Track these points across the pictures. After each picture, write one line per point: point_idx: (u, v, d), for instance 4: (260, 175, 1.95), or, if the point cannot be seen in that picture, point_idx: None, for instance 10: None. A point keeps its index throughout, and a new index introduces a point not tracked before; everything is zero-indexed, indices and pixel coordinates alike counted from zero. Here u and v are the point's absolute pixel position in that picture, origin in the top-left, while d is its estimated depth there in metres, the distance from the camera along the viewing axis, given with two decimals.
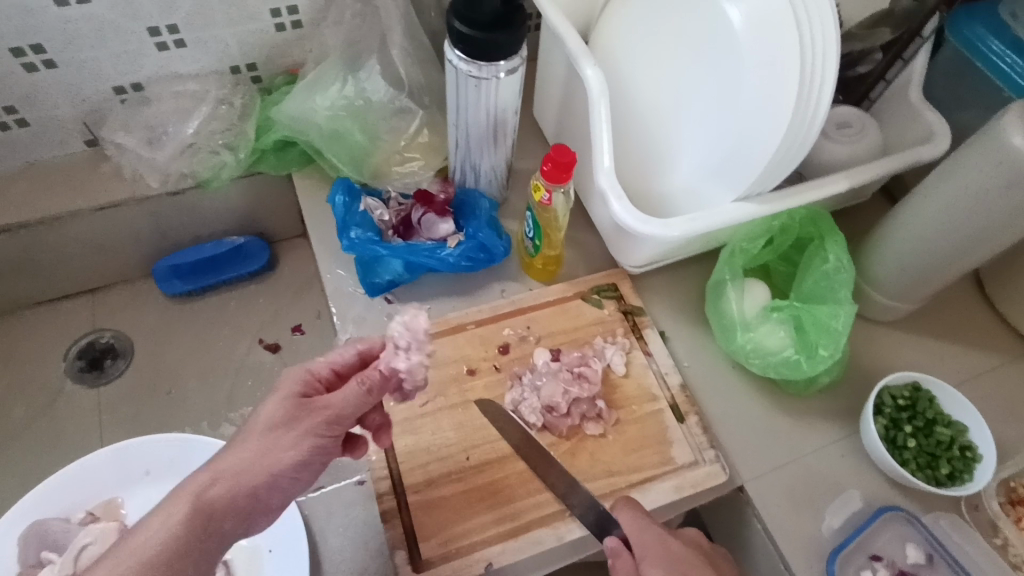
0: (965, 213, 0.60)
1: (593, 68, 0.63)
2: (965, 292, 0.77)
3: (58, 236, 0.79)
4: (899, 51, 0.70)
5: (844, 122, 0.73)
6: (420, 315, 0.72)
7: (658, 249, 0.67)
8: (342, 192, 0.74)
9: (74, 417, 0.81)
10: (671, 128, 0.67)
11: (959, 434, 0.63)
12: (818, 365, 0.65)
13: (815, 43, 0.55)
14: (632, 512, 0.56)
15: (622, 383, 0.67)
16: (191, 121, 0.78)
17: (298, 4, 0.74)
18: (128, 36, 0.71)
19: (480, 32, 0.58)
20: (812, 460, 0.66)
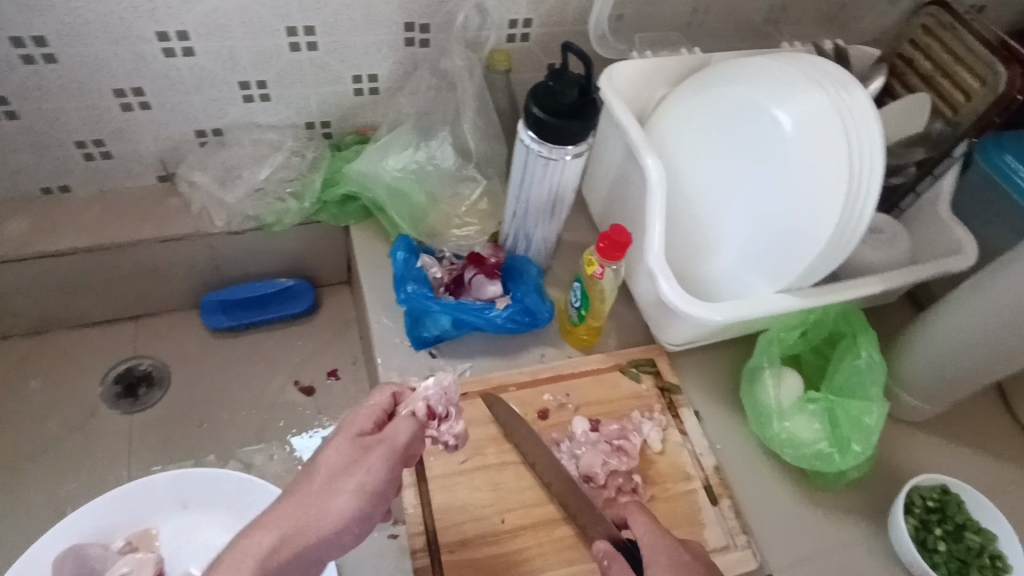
0: (998, 326, 0.63)
1: (654, 160, 0.68)
2: (990, 402, 0.79)
3: (118, 261, 0.82)
4: (932, 167, 0.77)
5: (878, 228, 0.78)
6: (462, 372, 0.74)
7: (699, 330, 0.69)
8: (403, 249, 0.77)
9: (103, 442, 0.81)
10: (718, 217, 0.70)
11: (989, 541, 0.64)
12: (850, 460, 0.66)
13: (864, 158, 0.63)
14: (644, 521, 0.56)
15: (657, 460, 0.68)
16: (263, 168, 0.83)
17: (379, 73, 0.80)
18: (220, 87, 0.77)
19: (556, 118, 0.63)
20: (839, 555, 0.66)
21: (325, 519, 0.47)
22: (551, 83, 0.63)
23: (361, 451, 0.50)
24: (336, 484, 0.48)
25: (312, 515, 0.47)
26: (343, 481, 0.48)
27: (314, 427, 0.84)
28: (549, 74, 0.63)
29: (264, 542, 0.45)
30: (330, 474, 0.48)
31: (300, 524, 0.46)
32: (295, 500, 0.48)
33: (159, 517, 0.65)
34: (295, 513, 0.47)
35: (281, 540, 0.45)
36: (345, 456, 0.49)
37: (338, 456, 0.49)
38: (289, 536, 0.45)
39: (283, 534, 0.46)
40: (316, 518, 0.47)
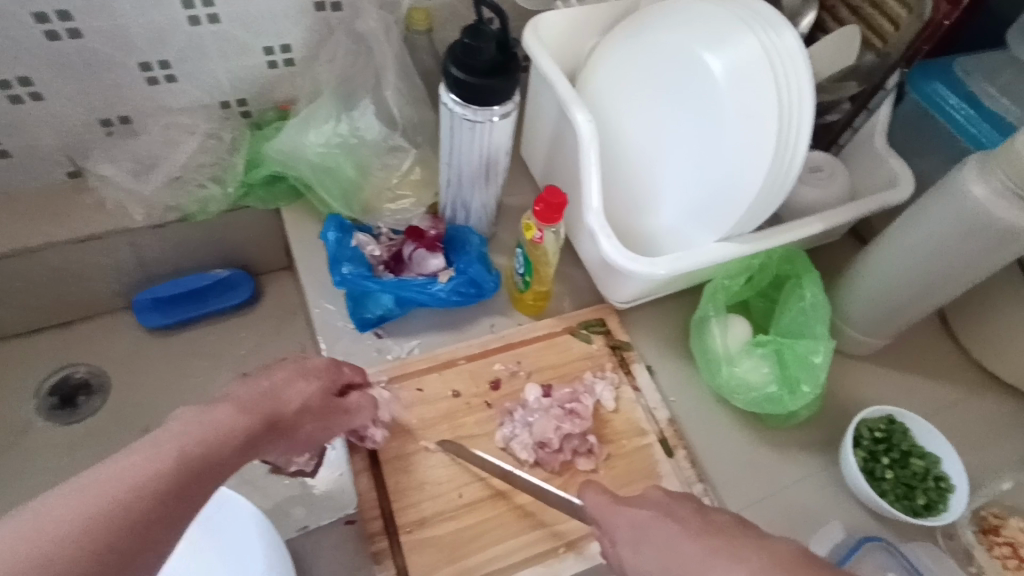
0: (933, 257, 0.64)
1: (583, 115, 0.65)
2: (932, 329, 0.81)
3: (33, 268, 0.77)
4: (865, 101, 0.76)
5: (816, 166, 0.78)
6: (410, 350, 0.72)
7: (644, 286, 0.69)
8: (335, 229, 0.74)
9: (41, 457, 0.77)
10: (656, 170, 0.69)
11: (933, 464, 0.66)
12: (800, 399, 0.67)
13: (793, 98, 0.61)
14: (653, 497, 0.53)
15: (612, 418, 0.68)
16: (179, 154, 0.78)
17: (292, 42, 0.75)
18: (118, 70, 0.71)
19: (478, 78, 0.60)
20: (793, 493, 0.68)
21: (238, 428, 0.47)
22: (468, 41, 0.59)
23: (313, 374, 0.57)
24: (244, 408, 0.49)
25: (224, 425, 0.47)
26: (297, 411, 0.55)
27: None
28: (465, 31, 0.59)
29: (171, 444, 0.43)
30: (277, 393, 0.54)
31: (208, 428, 0.45)
32: (249, 404, 0.50)
33: None
34: (201, 420, 0.46)
35: (193, 440, 0.44)
36: (311, 393, 0.56)
37: (315, 380, 0.57)
38: (203, 438, 0.45)
39: (198, 439, 0.44)
40: (270, 416, 0.51)
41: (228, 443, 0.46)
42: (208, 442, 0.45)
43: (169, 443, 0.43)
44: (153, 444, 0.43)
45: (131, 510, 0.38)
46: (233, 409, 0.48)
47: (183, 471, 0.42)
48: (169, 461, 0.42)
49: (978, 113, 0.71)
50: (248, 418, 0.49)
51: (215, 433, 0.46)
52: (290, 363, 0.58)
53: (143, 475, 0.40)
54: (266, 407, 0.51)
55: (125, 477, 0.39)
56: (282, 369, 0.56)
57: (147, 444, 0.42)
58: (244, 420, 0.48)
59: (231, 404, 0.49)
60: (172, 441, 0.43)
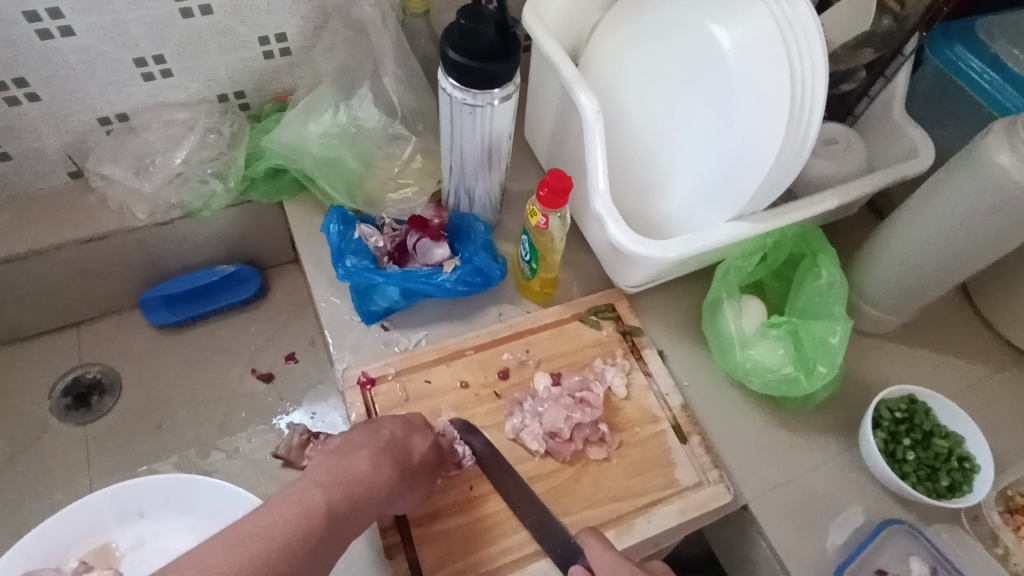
0: (955, 231, 0.61)
1: (587, 96, 0.63)
2: (955, 304, 0.79)
3: (41, 270, 0.77)
4: (882, 68, 0.73)
5: (832, 138, 0.75)
6: (418, 342, 0.71)
7: (653, 270, 0.67)
8: (337, 221, 0.73)
9: (57, 456, 0.78)
10: (666, 151, 0.67)
11: (957, 444, 0.64)
12: (817, 381, 0.65)
13: (806, 69, 0.56)
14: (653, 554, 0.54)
15: (624, 406, 0.67)
16: (180, 151, 0.77)
17: (288, 32, 0.74)
18: (114, 67, 0.70)
19: (477, 61, 0.58)
20: (811, 476, 0.66)
21: (371, 480, 0.52)
22: (465, 23, 0.56)
23: (426, 430, 0.59)
24: (378, 461, 0.54)
25: (361, 480, 0.52)
26: (431, 460, 0.58)
27: (278, 414, 0.82)
28: (462, 13, 0.56)
29: (315, 494, 0.48)
30: (399, 441, 0.57)
31: (348, 481, 0.51)
32: (384, 457, 0.54)
33: (114, 531, 0.63)
34: (343, 471, 0.51)
35: (333, 494, 0.49)
36: (405, 431, 0.58)
37: (420, 423, 0.60)
38: (345, 495, 0.50)
39: (338, 492, 0.50)
40: (407, 468, 0.55)
41: (361, 498, 0.51)
42: (348, 494, 0.50)
43: (319, 490, 0.49)
44: (306, 491, 0.49)
45: (277, 557, 0.44)
46: (371, 459, 0.53)
47: (320, 521, 0.47)
48: (314, 517, 0.47)
49: (1001, 75, 0.68)
50: (389, 467, 0.54)
51: (351, 485, 0.51)
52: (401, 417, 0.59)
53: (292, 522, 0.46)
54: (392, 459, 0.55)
55: (272, 530, 0.45)
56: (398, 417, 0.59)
57: (297, 491, 0.48)
58: (383, 474, 0.53)
59: (366, 447, 0.54)
60: (319, 488, 0.49)
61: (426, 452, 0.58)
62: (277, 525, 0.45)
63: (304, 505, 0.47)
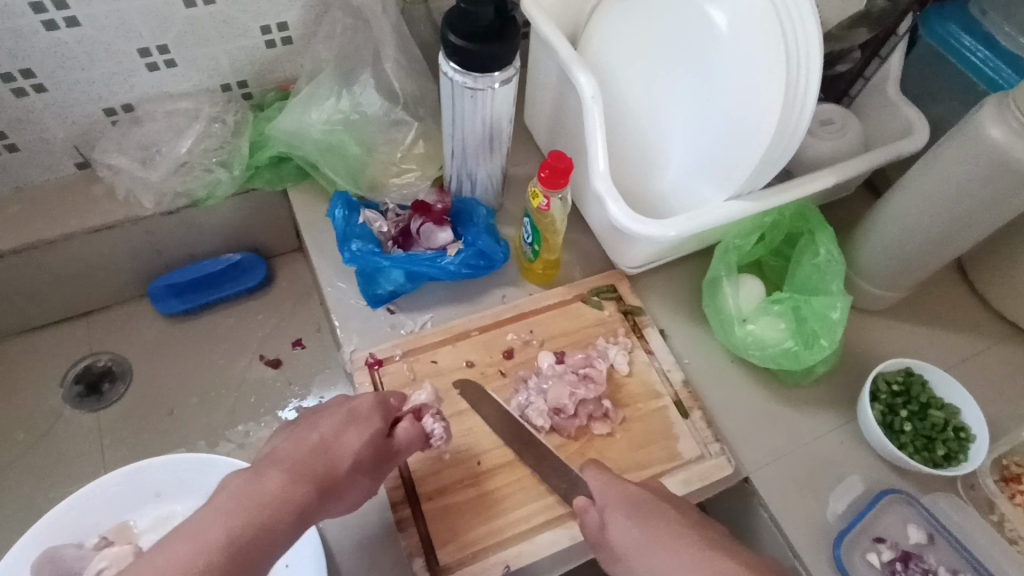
0: (949, 203, 0.62)
1: (586, 76, 0.64)
2: (951, 279, 0.80)
3: (50, 261, 0.78)
4: (877, 48, 0.74)
5: (828, 119, 0.76)
6: (424, 324, 0.73)
7: (654, 249, 0.68)
8: (342, 206, 0.75)
9: (71, 443, 0.80)
10: (664, 132, 0.68)
11: (952, 415, 0.66)
12: (815, 355, 0.66)
13: (800, 46, 0.56)
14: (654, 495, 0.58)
15: (626, 382, 0.69)
16: (184, 140, 0.78)
17: (289, 20, 0.75)
18: (118, 57, 0.71)
19: (476, 43, 0.59)
20: (811, 447, 0.68)
21: (288, 499, 0.53)
22: (463, 6, 0.58)
23: (365, 423, 0.59)
24: (296, 477, 0.54)
25: (270, 498, 0.52)
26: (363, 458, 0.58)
27: (287, 399, 0.83)
28: None
29: (215, 529, 0.49)
30: (320, 445, 0.57)
31: (257, 506, 0.51)
32: (297, 472, 0.54)
33: (132, 510, 0.65)
34: (251, 493, 0.52)
35: (236, 523, 0.50)
36: (338, 428, 0.58)
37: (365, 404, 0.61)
38: (249, 517, 0.50)
39: (241, 523, 0.50)
40: (332, 477, 0.56)
41: (277, 517, 0.51)
42: (252, 521, 0.50)
43: (219, 523, 0.50)
44: (211, 524, 0.50)
45: None
46: (285, 474, 0.54)
47: (218, 551, 0.48)
48: (212, 549, 0.48)
49: (994, 53, 0.69)
50: (306, 479, 0.54)
51: (260, 507, 0.51)
52: (340, 402, 0.61)
53: (194, 558, 0.47)
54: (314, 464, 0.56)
55: (167, 565, 0.47)
56: (334, 410, 0.60)
57: (190, 524, 0.49)
58: (298, 487, 0.54)
59: (281, 457, 0.56)
60: (217, 521, 0.50)
61: (362, 449, 0.58)
62: (167, 567, 0.47)
63: (200, 543, 0.48)
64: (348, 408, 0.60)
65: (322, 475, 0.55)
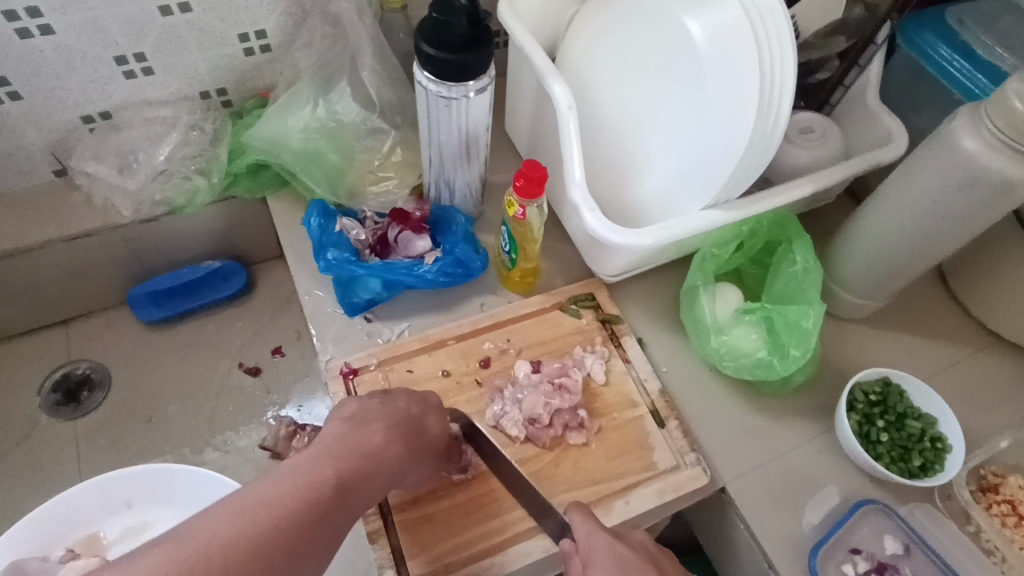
0: (924, 214, 0.62)
1: (560, 86, 0.64)
2: (929, 288, 0.80)
3: (27, 269, 0.78)
4: (856, 57, 0.73)
5: (807, 127, 0.76)
6: (401, 332, 0.72)
7: (630, 258, 0.68)
8: (317, 214, 0.74)
9: (47, 452, 0.79)
10: (640, 141, 0.68)
11: (930, 425, 0.65)
12: (791, 364, 0.66)
13: (773, 59, 0.57)
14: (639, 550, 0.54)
15: (603, 392, 0.68)
16: (162, 148, 0.78)
17: (267, 29, 0.75)
18: (94, 65, 0.71)
19: (450, 53, 0.59)
20: (788, 457, 0.67)
21: (384, 455, 0.53)
22: (437, 16, 0.57)
23: (441, 411, 0.61)
24: (392, 436, 0.55)
25: (371, 453, 0.53)
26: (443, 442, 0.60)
27: (266, 408, 0.83)
28: (433, 6, 0.57)
29: (327, 468, 0.49)
30: (410, 414, 0.58)
31: (360, 455, 0.52)
32: (392, 435, 0.55)
33: (102, 521, 0.64)
34: (352, 443, 0.52)
35: (342, 467, 0.50)
36: (425, 408, 0.60)
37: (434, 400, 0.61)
38: (351, 466, 0.50)
39: (346, 466, 0.50)
40: (420, 443, 0.57)
41: (375, 470, 0.52)
42: (354, 467, 0.51)
43: (330, 463, 0.49)
44: (321, 463, 0.49)
45: (279, 526, 0.44)
46: (382, 433, 0.54)
47: (324, 490, 0.47)
48: (321, 485, 0.48)
49: (971, 64, 0.68)
50: (401, 441, 0.55)
51: (360, 459, 0.51)
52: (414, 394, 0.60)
53: (298, 489, 0.47)
54: (403, 429, 0.56)
55: (279, 497, 0.46)
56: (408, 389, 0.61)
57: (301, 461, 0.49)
58: (394, 447, 0.54)
59: (371, 417, 0.56)
60: (327, 462, 0.49)
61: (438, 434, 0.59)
62: (282, 496, 0.46)
63: (314, 477, 0.48)
64: (423, 395, 0.61)
65: (412, 445, 0.56)
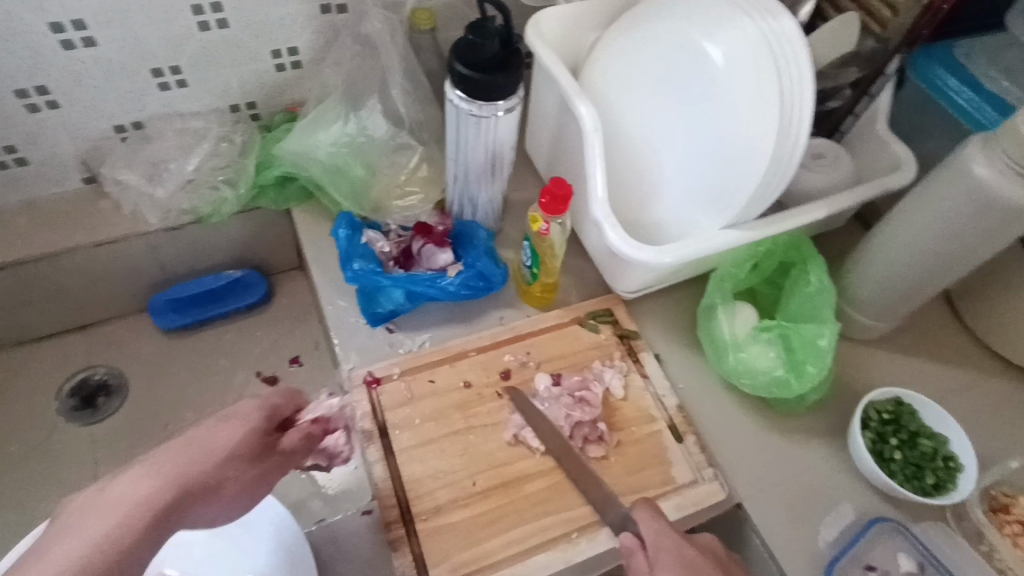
0: (935, 239, 0.64)
1: (586, 107, 0.66)
2: (938, 312, 0.82)
3: (53, 273, 0.79)
4: (867, 87, 0.79)
5: (820, 153, 0.79)
6: (422, 343, 0.73)
7: (650, 275, 0.69)
8: (345, 226, 0.76)
9: (64, 456, 0.79)
10: (659, 161, 0.70)
11: (941, 445, 0.67)
12: (808, 382, 0.67)
13: (793, 85, 0.61)
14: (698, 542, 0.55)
15: (622, 406, 0.69)
16: (192, 158, 0.79)
17: (299, 46, 0.77)
18: (131, 77, 0.73)
19: (482, 74, 0.61)
20: (803, 475, 0.68)
21: (242, 452, 0.54)
22: (473, 38, 0.60)
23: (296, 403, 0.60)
24: (252, 432, 0.56)
25: (221, 448, 0.53)
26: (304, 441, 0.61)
27: None
28: (468, 28, 0.61)
29: (143, 485, 0.49)
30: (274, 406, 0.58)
31: (196, 459, 0.52)
32: (254, 430, 0.56)
33: None
34: (184, 449, 0.53)
35: (173, 476, 0.50)
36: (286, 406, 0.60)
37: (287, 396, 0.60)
38: (193, 470, 0.51)
39: (173, 470, 0.51)
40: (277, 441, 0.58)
41: (229, 469, 0.53)
42: (199, 468, 0.52)
43: (145, 481, 0.49)
44: (125, 485, 0.49)
45: (125, 530, 0.46)
46: (235, 427, 0.55)
47: (163, 493, 0.49)
48: (154, 495, 0.48)
49: (979, 95, 0.71)
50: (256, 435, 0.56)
51: (206, 469, 0.52)
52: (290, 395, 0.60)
53: (140, 496, 0.48)
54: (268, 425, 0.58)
55: (111, 518, 0.46)
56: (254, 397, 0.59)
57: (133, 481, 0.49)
58: (250, 440, 0.55)
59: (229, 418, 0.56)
60: (144, 480, 0.49)
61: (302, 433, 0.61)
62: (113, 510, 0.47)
63: (128, 497, 0.48)
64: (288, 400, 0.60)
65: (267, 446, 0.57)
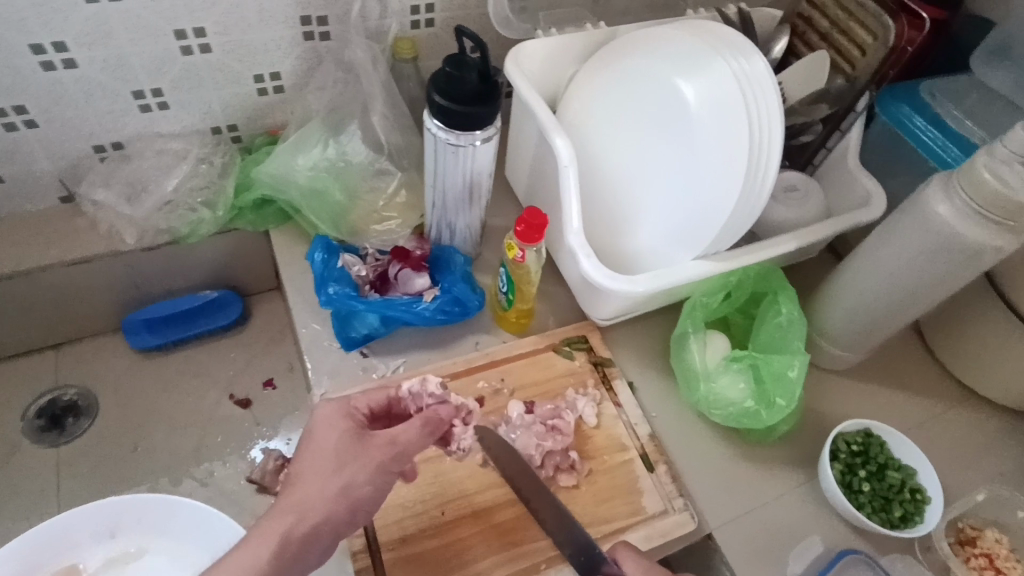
0: (900, 275, 0.66)
1: (562, 140, 0.68)
2: (908, 345, 0.83)
3: (24, 292, 0.78)
4: (837, 122, 0.79)
5: (792, 185, 0.80)
6: (396, 368, 0.73)
7: (623, 304, 0.70)
8: (321, 250, 0.76)
9: (26, 478, 0.78)
10: (633, 194, 0.71)
11: (909, 476, 0.67)
12: (776, 415, 0.68)
13: (762, 121, 0.63)
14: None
15: (594, 434, 0.70)
16: (171, 178, 0.79)
17: (281, 70, 0.78)
18: (111, 98, 0.73)
19: (460, 105, 0.62)
20: (772, 507, 0.68)
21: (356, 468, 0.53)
22: (452, 70, 0.61)
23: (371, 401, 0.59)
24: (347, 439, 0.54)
25: (327, 466, 0.53)
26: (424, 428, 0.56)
27: (253, 440, 0.83)
28: (448, 61, 0.62)
29: (280, 521, 0.51)
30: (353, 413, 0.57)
31: (312, 485, 0.52)
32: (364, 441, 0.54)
33: (80, 552, 0.64)
34: (301, 480, 0.53)
35: (297, 512, 0.51)
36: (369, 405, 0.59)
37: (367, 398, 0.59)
38: (310, 501, 0.52)
39: (301, 503, 0.52)
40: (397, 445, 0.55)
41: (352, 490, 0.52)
42: (322, 493, 0.52)
43: (277, 518, 0.51)
44: (265, 522, 0.51)
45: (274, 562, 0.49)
46: (339, 442, 0.54)
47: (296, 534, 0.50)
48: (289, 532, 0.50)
49: (943, 134, 0.74)
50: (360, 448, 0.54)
51: (328, 500, 0.52)
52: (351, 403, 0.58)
53: (275, 539, 0.50)
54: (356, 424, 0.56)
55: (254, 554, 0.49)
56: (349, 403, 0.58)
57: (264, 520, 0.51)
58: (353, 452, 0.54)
59: (322, 437, 0.55)
60: (275, 519, 0.51)
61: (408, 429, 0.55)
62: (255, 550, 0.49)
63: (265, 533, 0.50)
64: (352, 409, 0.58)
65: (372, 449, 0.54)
